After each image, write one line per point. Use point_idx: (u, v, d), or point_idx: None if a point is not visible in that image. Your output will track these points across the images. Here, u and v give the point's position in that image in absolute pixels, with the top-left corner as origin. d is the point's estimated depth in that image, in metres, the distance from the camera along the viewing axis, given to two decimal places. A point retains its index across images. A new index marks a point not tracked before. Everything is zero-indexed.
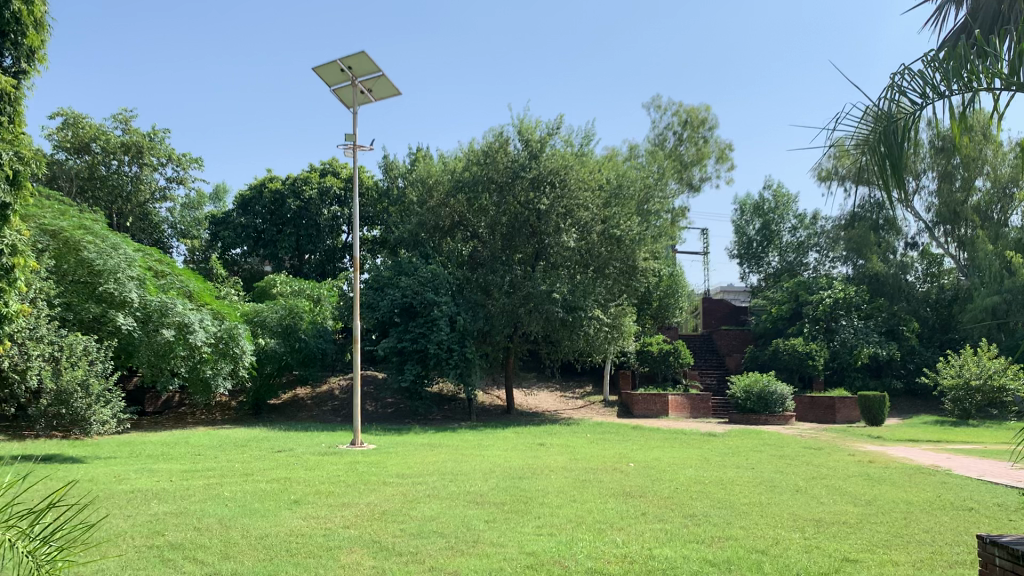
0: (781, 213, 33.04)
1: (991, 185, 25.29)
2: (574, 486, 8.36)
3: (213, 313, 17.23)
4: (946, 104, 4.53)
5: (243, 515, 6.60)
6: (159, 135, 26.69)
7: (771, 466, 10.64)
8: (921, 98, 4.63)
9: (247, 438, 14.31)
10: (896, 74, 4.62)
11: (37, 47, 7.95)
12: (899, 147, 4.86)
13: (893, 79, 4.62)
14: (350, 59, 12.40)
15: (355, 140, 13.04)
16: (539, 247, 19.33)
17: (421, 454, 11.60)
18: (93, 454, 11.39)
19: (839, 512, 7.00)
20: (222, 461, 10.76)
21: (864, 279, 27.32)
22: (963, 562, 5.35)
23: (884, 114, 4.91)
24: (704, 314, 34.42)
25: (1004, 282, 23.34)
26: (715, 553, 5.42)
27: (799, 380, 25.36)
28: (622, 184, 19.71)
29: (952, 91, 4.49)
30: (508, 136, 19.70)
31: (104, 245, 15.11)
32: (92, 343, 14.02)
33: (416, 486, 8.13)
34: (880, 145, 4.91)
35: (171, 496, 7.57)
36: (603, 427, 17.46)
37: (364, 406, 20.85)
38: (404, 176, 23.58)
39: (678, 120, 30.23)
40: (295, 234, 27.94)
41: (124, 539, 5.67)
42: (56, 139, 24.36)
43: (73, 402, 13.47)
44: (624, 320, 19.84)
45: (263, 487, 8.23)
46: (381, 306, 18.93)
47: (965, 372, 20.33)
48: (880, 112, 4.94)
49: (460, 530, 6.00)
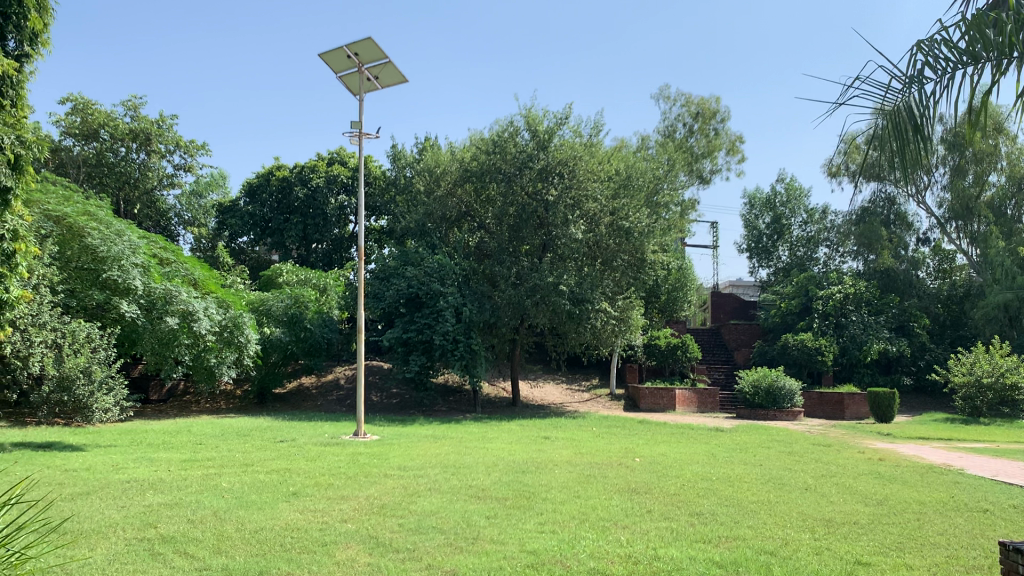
0: (792, 208, 32.80)
1: (1005, 180, 24.79)
2: (579, 481, 8.22)
3: (217, 301, 17.13)
4: (980, 74, 4.31)
5: (239, 508, 6.47)
6: (167, 121, 26.58)
7: (780, 462, 10.46)
8: (949, 70, 4.41)
9: (250, 427, 14.21)
10: (921, 43, 4.43)
11: (40, 31, 7.81)
12: (916, 137, 4.71)
13: (922, 49, 4.43)
14: (356, 44, 12.22)
15: (360, 128, 12.90)
16: (546, 239, 19.06)
17: (424, 446, 11.47)
18: (93, 442, 11.32)
19: (849, 512, 6.82)
20: (223, 450, 10.68)
21: (875, 275, 27.08)
22: (981, 567, 5.17)
23: (902, 106, 4.75)
24: (712, 308, 34.20)
25: (1016, 279, 23.11)
26: (722, 553, 5.24)
27: (808, 376, 25.07)
28: (631, 175, 19.22)
29: (985, 59, 4.28)
30: (516, 126, 19.47)
31: (109, 231, 14.95)
32: (96, 330, 13.90)
33: (417, 480, 7.98)
34: (899, 137, 4.76)
35: (168, 487, 7.46)
36: (609, 421, 17.29)
37: (369, 396, 20.74)
38: (412, 164, 23.35)
39: (689, 111, 29.98)
40: (301, 223, 27.74)
41: (115, 531, 5.53)
42: (63, 125, 24.39)
43: (74, 389, 13.43)
44: (631, 313, 19.94)
45: (262, 477, 8.12)
46: (386, 297, 18.72)
47: (976, 369, 20.11)
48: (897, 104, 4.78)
49: (460, 526, 5.85)
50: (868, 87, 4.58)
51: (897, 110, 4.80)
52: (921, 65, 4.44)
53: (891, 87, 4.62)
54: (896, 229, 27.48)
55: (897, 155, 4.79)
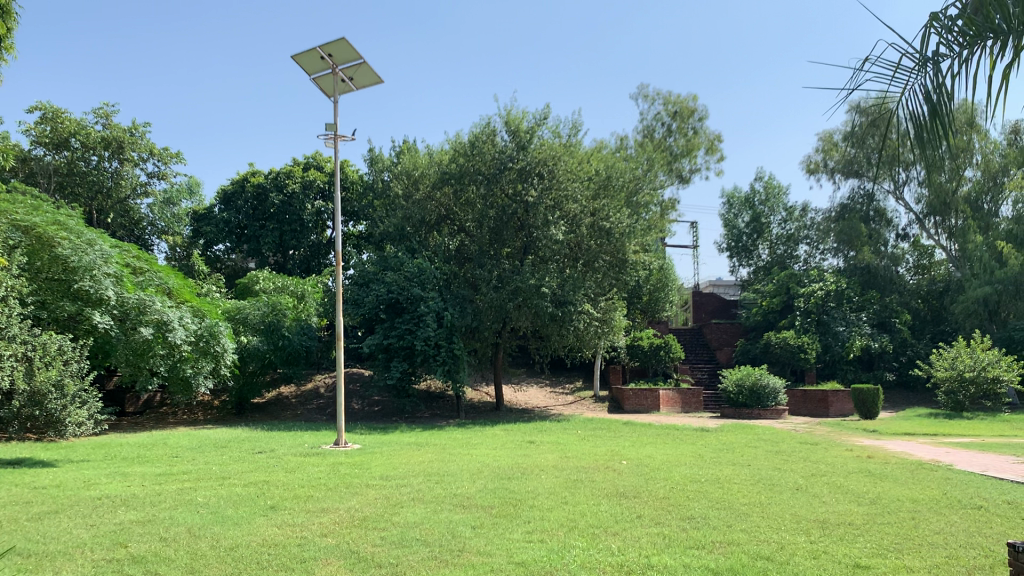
0: (771, 206, 32.87)
1: (981, 174, 24.89)
2: (566, 486, 8.04)
3: (192, 310, 16.90)
4: (987, 54, 4.19)
5: (215, 523, 6.23)
6: (140, 129, 26.20)
7: (768, 462, 10.32)
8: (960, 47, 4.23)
9: (228, 439, 13.91)
10: (927, 21, 4.30)
11: (3, 36, 7.54)
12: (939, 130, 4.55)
13: (927, 27, 4.30)
14: (330, 45, 11.98)
15: (335, 131, 12.66)
16: (527, 241, 19.00)
17: (407, 454, 11.21)
18: (66, 457, 11.00)
19: (843, 513, 6.68)
20: (200, 463, 10.41)
21: (855, 272, 26.96)
22: (982, 567, 5.01)
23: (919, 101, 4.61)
24: (694, 308, 34.16)
25: (994, 273, 23.29)
26: (717, 560, 5.06)
27: (791, 373, 25.05)
28: (611, 175, 19.28)
29: (988, 36, 4.18)
30: (494, 128, 19.32)
31: (79, 241, 14.49)
32: (67, 342, 13.51)
33: (400, 489, 7.76)
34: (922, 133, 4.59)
35: (141, 503, 7.18)
36: (594, 423, 17.13)
37: (351, 404, 20.46)
38: (389, 168, 23.06)
39: (667, 111, 29.95)
40: (277, 229, 27.33)
41: (82, 551, 5.28)
42: (33, 135, 23.98)
43: (46, 403, 13.06)
44: (614, 314, 19.58)
45: (239, 490, 7.87)
46: (365, 302, 18.36)
47: (959, 363, 20.10)
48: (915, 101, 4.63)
49: (445, 537, 5.64)
50: (879, 67, 4.39)
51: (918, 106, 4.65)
52: (931, 46, 4.30)
53: (903, 69, 4.43)
54: (875, 225, 27.64)
55: (921, 147, 4.60)
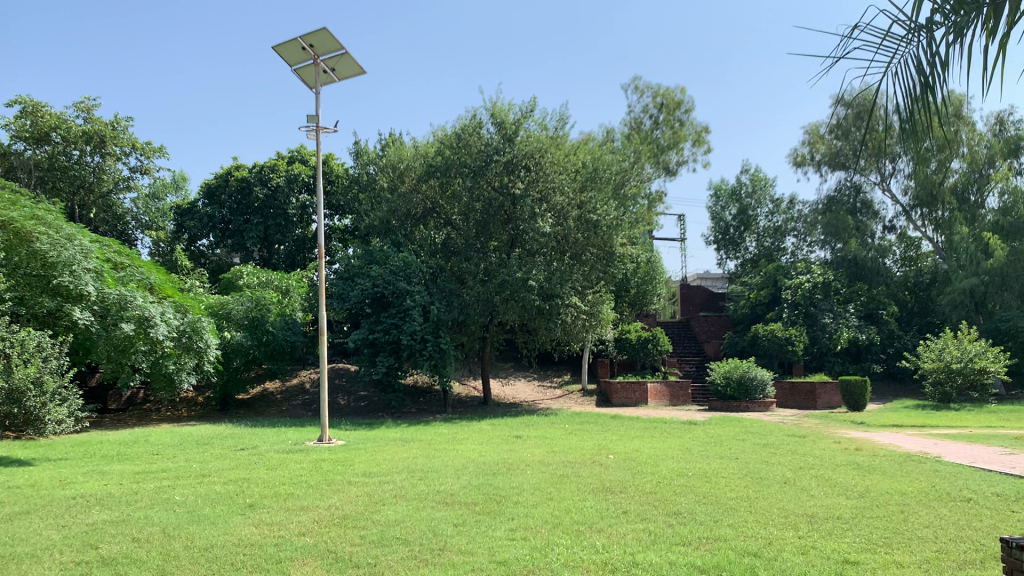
0: (758, 198, 32.89)
1: (967, 166, 24.95)
2: (552, 481, 7.91)
3: (175, 305, 16.63)
4: (974, 37, 4.05)
5: (189, 523, 6.07)
6: (122, 123, 25.88)
7: (755, 455, 10.22)
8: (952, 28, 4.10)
9: (211, 435, 13.73)
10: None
11: None
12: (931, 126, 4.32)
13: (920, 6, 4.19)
14: (311, 36, 11.79)
15: (317, 123, 12.48)
16: (514, 234, 18.87)
17: (391, 450, 11.08)
18: (43, 455, 10.78)
19: (832, 507, 6.59)
20: (180, 460, 10.22)
21: (842, 263, 26.91)
22: (974, 562, 4.90)
23: (912, 98, 4.41)
24: (682, 301, 34.08)
25: (981, 264, 23.34)
26: (704, 557, 4.94)
27: (779, 366, 25.02)
28: (598, 168, 19.13)
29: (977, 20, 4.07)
30: (480, 120, 19.15)
31: (58, 236, 14.19)
32: (47, 339, 13.28)
33: (382, 486, 7.62)
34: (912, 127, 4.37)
35: (116, 502, 7.02)
36: (581, 417, 17.01)
37: (336, 400, 20.29)
38: (374, 161, 22.77)
39: (654, 103, 29.81)
40: (262, 224, 27.04)
41: (51, 553, 5.13)
42: (13, 129, 23.57)
43: (25, 401, 12.83)
44: (601, 307, 19.50)
45: (218, 489, 7.71)
46: (351, 297, 18.17)
47: (946, 355, 20.09)
48: (908, 99, 4.42)
49: (425, 536, 5.50)
50: (867, 35, 4.24)
51: (910, 103, 4.42)
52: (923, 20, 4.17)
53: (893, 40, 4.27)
54: (862, 216, 27.68)
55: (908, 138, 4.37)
